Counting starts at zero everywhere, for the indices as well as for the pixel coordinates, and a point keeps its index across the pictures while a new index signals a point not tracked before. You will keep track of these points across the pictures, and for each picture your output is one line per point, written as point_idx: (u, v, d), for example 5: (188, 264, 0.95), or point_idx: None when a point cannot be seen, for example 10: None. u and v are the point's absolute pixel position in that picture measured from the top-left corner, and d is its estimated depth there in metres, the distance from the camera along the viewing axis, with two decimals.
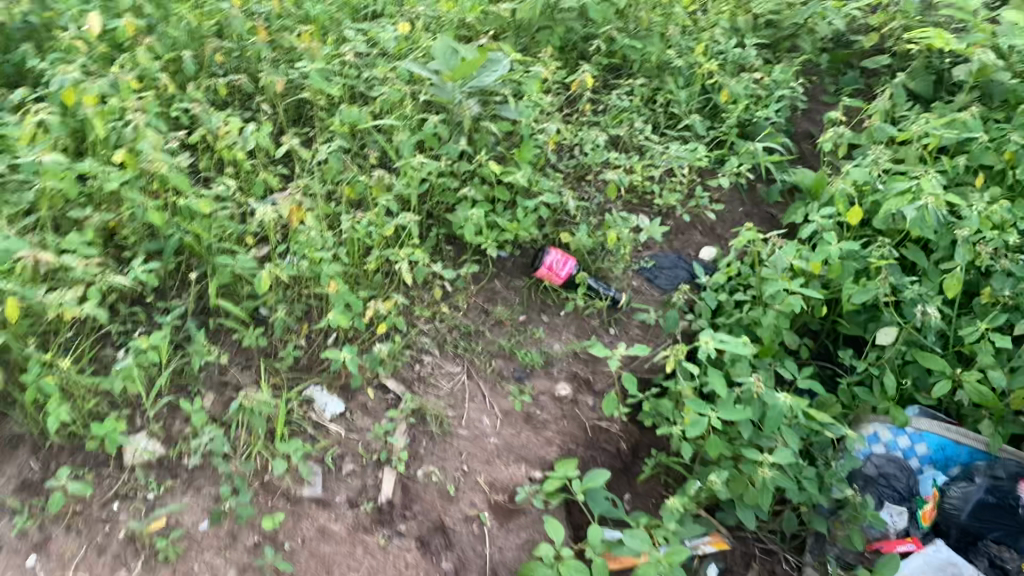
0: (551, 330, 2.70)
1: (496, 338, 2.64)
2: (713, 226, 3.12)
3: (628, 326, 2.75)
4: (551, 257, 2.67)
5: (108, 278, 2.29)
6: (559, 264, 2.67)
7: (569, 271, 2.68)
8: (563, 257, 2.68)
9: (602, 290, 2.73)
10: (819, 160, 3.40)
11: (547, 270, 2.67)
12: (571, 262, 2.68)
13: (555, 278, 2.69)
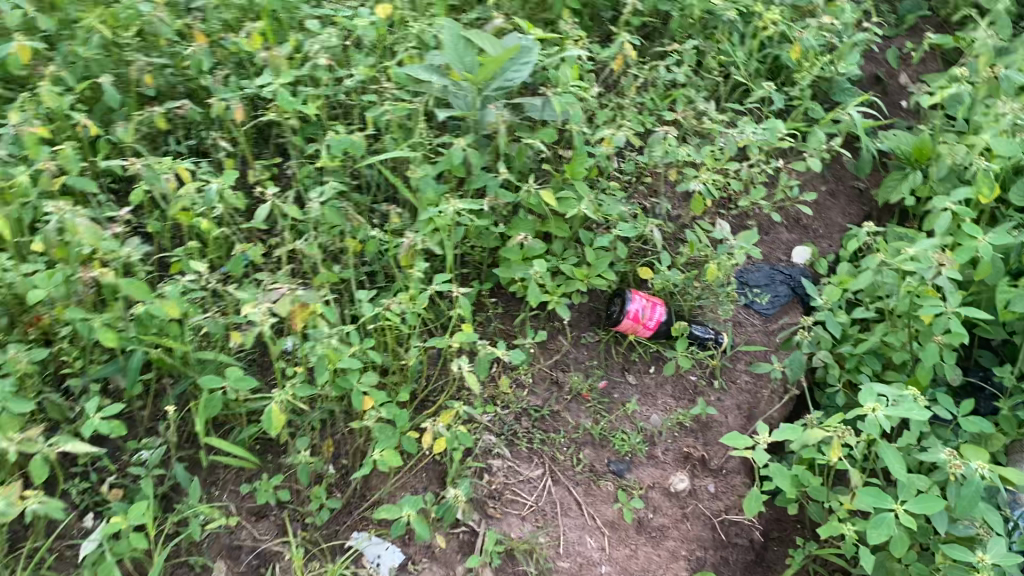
0: (641, 398, 2.11)
1: (577, 419, 2.05)
2: (801, 218, 2.56)
3: (734, 377, 2.18)
4: (635, 304, 2.07)
5: (54, 445, 1.63)
6: (645, 315, 2.08)
7: (658, 322, 2.09)
8: (650, 304, 2.09)
9: (702, 333, 2.14)
10: (918, 114, 2.86)
11: (630, 320, 2.07)
12: (661, 311, 2.09)
13: (638, 331, 2.09)
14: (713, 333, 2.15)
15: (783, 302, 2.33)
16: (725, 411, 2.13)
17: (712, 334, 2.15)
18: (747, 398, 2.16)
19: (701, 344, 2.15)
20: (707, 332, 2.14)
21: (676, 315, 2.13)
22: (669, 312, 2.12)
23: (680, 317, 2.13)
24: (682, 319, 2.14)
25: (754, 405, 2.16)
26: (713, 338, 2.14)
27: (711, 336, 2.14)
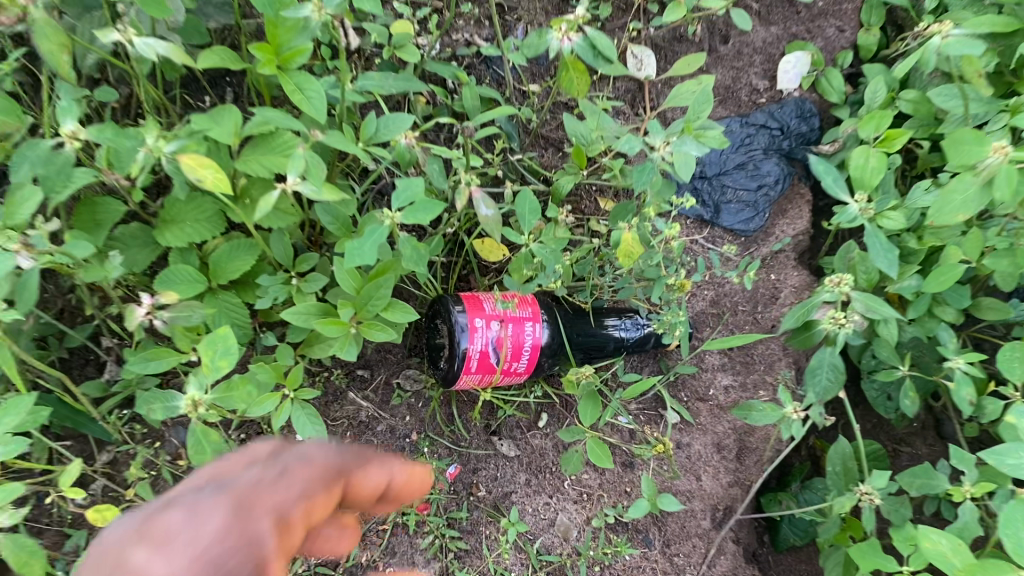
0: (530, 483, 1.08)
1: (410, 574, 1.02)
2: None
3: (703, 389, 1.12)
4: (480, 333, 0.91)
5: None
6: (505, 352, 0.93)
7: (533, 353, 0.95)
8: (511, 323, 0.93)
9: (625, 335, 1.02)
10: None
11: (477, 369, 0.93)
12: (531, 328, 0.95)
13: (500, 378, 0.96)
14: (648, 324, 1.03)
15: (776, 192, 1.20)
16: (694, 470, 1.10)
17: (645, 330, 1.03)
18: (730, 429, 1.12)
19: (631, 351, 1.05)
20: (636, 327, 1.03)
21: (562, 313, 1.01)
22: (548, 315, 0.98)
23: (571, 317, 1.01)
24: (579, 321, 1.02)
25: (746, 435, 1.12)
26: (649, 336, 1.03)
27: (644, 335, 1.03)
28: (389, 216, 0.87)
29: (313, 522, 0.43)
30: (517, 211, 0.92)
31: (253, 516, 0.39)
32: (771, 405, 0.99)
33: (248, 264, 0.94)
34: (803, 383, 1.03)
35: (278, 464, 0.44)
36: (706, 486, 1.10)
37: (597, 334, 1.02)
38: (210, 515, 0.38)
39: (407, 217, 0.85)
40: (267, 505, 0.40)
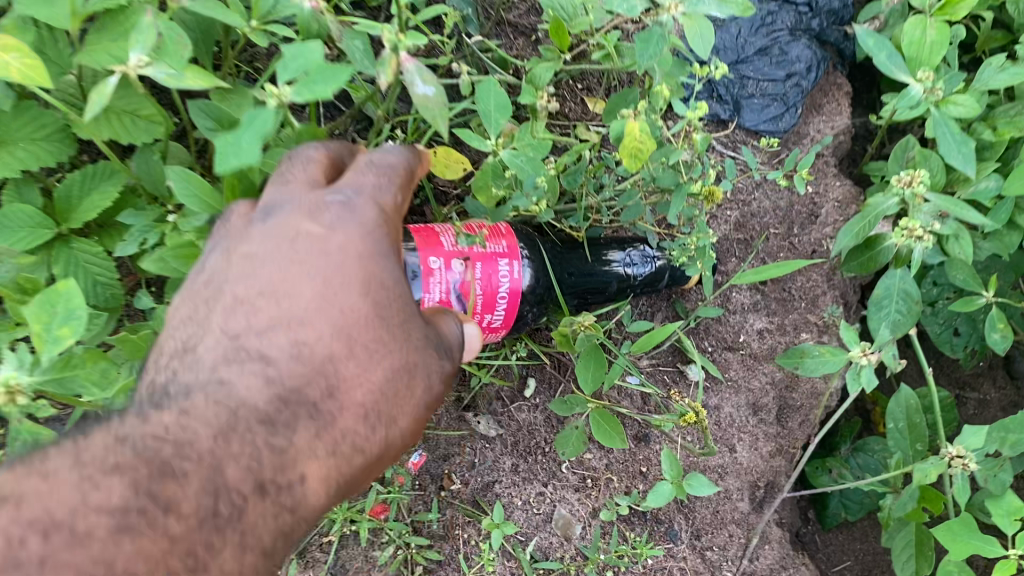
0: (518, 470, 0.83)
1: None
2: None
3: (732, 336, 0.87)
4: (438, 278, 0.66)
5: None
6: (475, 300, 0.67)
7: (512, 299, 0.70)
8: (480, 261, 0.67)
9: (630, 270, 0.77)
10: None
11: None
12: (507, 266, 0.69)
13: (472, 336, 0.71)
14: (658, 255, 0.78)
15: (805, 85, 0.94)
16: (727, 439, 0.86)
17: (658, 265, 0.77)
18: (768, 385, 0.87)
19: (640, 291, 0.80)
20: (644, 261, 0.77)
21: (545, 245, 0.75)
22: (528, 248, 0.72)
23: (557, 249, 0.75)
24: (569, 255, 0.76)
25: (787, 390, 0.88)
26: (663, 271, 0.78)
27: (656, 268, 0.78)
28: (273, 98, 0.56)
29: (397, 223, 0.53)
30: (481, 105, 0.62)
31: (384, 234, 0.50)
32: (832, 350, 0.75)
33: (112, 200, 0.68)
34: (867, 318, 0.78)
35: (363, 192, 0.50)
36: (741, 459, 0.87)
37: (593, 271, 0.76)
38: (340, 242, 0.48)
39: (297, 97, 0.51)
40: (381, 212, 0.51)
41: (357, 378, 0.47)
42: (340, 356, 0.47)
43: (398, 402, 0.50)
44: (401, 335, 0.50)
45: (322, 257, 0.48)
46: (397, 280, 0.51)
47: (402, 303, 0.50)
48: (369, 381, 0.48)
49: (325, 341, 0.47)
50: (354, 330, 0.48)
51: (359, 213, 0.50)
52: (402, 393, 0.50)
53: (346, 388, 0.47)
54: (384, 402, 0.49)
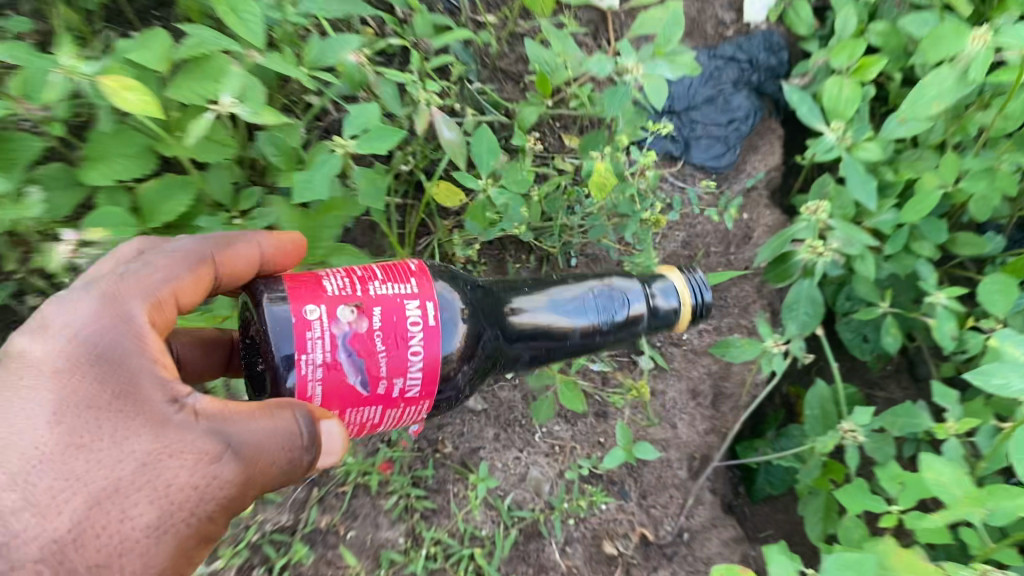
0: (499, 438, 1.01)
1: (375, 538, 0.96)
2: None
3: (677, 333, 1.07)
4: (312, 330, 0.58)
5: None
6: (366, 358, 0.59)
7: (428, 343, 0.61)
8: (375, 306, 0.60)
9: (600, 314, 0.69)
10: None
11: (329, 395, 0.59)
12: (412, 311, 0.61)
13: (382, 411, 0.62)
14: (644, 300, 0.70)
15: (744, 129, 1.14)
16: (671, 417, 1.06)
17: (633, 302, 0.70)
18: (705, 374, 1.07)
19: (616, 339, 0.71)
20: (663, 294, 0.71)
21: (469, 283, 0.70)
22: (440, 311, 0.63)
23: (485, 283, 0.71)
24: (501, 302, 0.70)
25: (723, 379, 1.08)
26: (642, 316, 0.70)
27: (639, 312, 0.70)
28: (340, 148, 0.80)
29: (186, 299, 0.62)
30: (475, 151, 0.82)
31: (125, 301, 0.57)
32: (751, 341, 0.94)
33: (185, 207, 0.84)
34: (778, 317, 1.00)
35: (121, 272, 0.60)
36: (682, 433, 1.06)
37: (541, 315, 0.69)
38: (87, 308, 0.56)
39: (363, 148, 0.78)
40: (139, 294, 0.58)
41: (96, 483, 0.52)
42: (67, 473, 0.51)
43: (120, 502, 0.52)
44: (131, 430, 0.53)
45: (42, 360, 0.54)
46: (139, 383, 0.55)
47: (123, 391, 0.54)
48: (112, 486, 0.52)
49: (30, 458, 0.51)
50: (72, 441, 0.52)
51: (85, 309, 0.56)
52: (145, 486, 0.53)
53: (78, 497, 0.51)
54: (140, 500, 0.53)
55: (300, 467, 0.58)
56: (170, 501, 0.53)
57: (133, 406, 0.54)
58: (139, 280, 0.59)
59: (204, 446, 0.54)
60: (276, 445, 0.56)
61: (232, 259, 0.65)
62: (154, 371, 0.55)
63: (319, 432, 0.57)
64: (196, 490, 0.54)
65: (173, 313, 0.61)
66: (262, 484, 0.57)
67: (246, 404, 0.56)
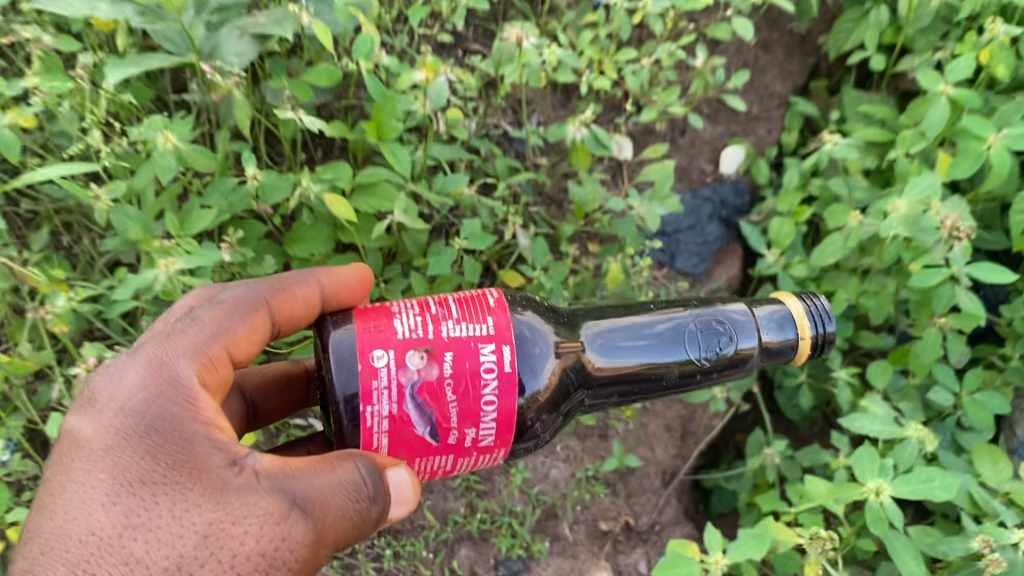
0: (531, 447, 1.46)
1: (443, 506, 1.41)
2: (745, 111, 1.81)
3: None
4: (379, 378, 0.76)
5: None
6: (431, 407, 0.77)
7: (498, 385, 0.79)
8: (449, 358, 0.78)
9: (704, 352, 0.91)
10: None
11: (404, 436, 0.78)
12: (488, 360, 0.79)
13: (457, 455, 0.81)
14: (758, 340, 0.92)
15: (715, 248, 1.65)
16: (651, 443, 1.51)
17: (745, 341, 0.92)
18: (676, 415, 1.53)
19: (725, 374, 0.94)
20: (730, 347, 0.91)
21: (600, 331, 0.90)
22: (542, 346, 0.85)
23: (611, 327, 0.90)
24: (577, 326, 0.91)
25: (688, 420, 1.54)
26: (754, 352, 0.92)
27: (750, 349, 0.92)
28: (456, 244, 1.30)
29: (237, 345, 0.87)
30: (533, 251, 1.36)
31: (175, 365, 0.81)
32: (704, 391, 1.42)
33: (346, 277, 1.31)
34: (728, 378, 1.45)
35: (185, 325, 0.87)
36: (658, 454, 1.51)
37: (621, 359, 0.89)
38: (138, 371, 0.81)
39: (471, 244, 1.28)
40: (190, 362, 0.82)
41: (159, 555, 0.73)
42: (130, 544, 0.74)
43: (201, 554, 0.74)
44: (186, 498, 0.75)
45: (105, 439, 0.78)
46: (188, 448, 0.77)
47: (177, 460, 0.77)
48: (175, 557, 0.73)
49: (116, 522, 0.75)
50: (134, 515, 0.75)
51: (138, 381, 0.80)
52: (221, 543, 0.74)
53: (166, 557, 0.73)
54: (203, 564, 0.74)
55: (372, 516, 0.79)
56: (229, 563, 0.74)
57: (188, 467, 0.77)
58: (198, 343, 0.84)
59: (265, 505, 0.75)
60: (340, 493, 0.77)
61: (283, 300, 0.93)
62: (206, 441, 0.78)
63: (386, 480, 0.78)
64: (260, 553, 0.75)
65: (225, 368, 0.86)
66: (331, 534, 0.77)
67: (310, 463, 0.78)
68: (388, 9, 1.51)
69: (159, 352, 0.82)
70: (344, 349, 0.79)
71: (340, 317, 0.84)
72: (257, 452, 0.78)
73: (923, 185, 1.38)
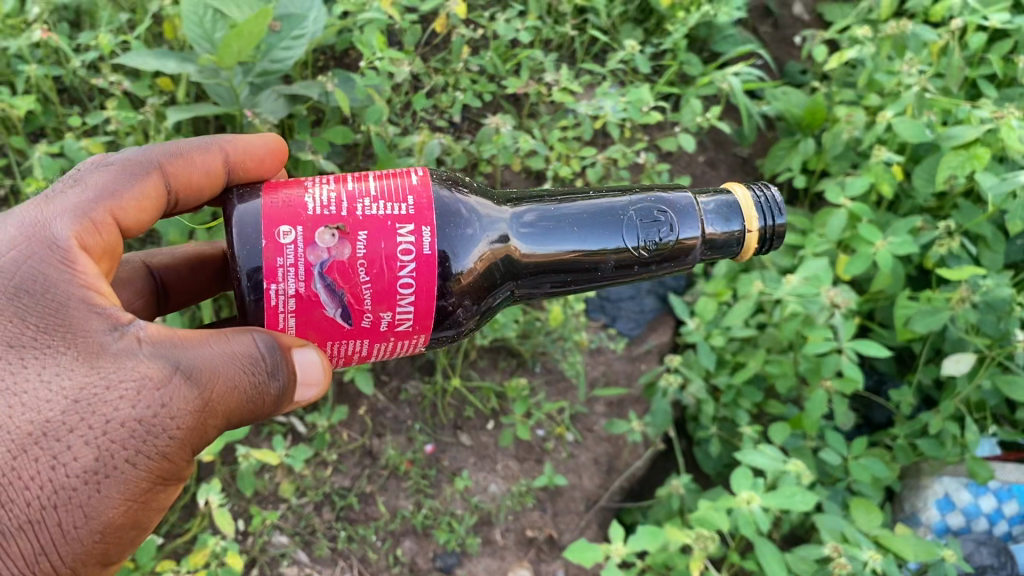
0: (475, 463, 1.72)
1: (394, 503, 1.65)
2: None
3: (590, 424, 1.83)
4: (286, 255, 0.90)
5: None
6: (340, 286, 0.91)
7: (416, 267, 0.93)
8: (359, 229, 0.92)
9: (642, 242, 1.05)
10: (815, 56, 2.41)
11: (315, 314, 0.92)
12: (407, 243, 0.92)
13: (375, 337, 0.96)
14: (700, 231, 1.07)
15: (649, 316, 1.95)
16: (579, 471, 1.78)
17: (686, 232, 1.07)
18: (602, 450, 1.81)
19: (663, 266, 1.08)
20: (667, 232, 1.06)
21: (539, 218, 1.05)
22: (474, 229, 1.00)
23: (548, 212, 1.05)
24: (520, 204, 1.07)
25: (614, 457, 1.81)
26: (695, 244, 1.07)
27: (691, 241, 1.07)
28: None
29: (131, 200, 0.99)
30: None
31: (55, 226, 0.91)
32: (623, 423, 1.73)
33: None
34: (646, 416, 1.76)
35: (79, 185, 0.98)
36: (584, 483, 1.77)
37: (563, 243, 1.04)
38: (17, 233, 0.90)
39: None
40: (72, 227, 0.92)
41: (24, 419, 0.82)
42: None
43: (68, 412, 0.82)
44: (57, 361, 0.84)
45: None
46: (61, 304, 0.86)
47: (46, 319, 0.86)
48: (41, 422, 0.82)
49: None
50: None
51: (14, 243, 0.90)
52: (92, 402, 0.83)
53: (32, 418, 0.82)
54: (72, 430, 0.82)
55: (273, 391, 0.89)
56: (100, 430, 0.83)
57: (60, 330, 0.86)
58: (80, 211, 0.94)
59: (144, 371, 0.84)
60: (239, 361, 0.87)
61: (178, 167, 1.06)
62: (80, 304, 0.86)
63: (283, 355, 0.88)
64: (135, 419, 0.83)
65: (110, 235, 0.96)
66: (218, 405, 0.87)
67: (200, 337, 0.88)
68: (398, 96, 1.88)
69: (37, 222, 0.92)
70: (252, 225, 0.92)
71: (247, 191, 0.98)
72: (140, 321, 0.88)
73: (816, 267, 1.69)
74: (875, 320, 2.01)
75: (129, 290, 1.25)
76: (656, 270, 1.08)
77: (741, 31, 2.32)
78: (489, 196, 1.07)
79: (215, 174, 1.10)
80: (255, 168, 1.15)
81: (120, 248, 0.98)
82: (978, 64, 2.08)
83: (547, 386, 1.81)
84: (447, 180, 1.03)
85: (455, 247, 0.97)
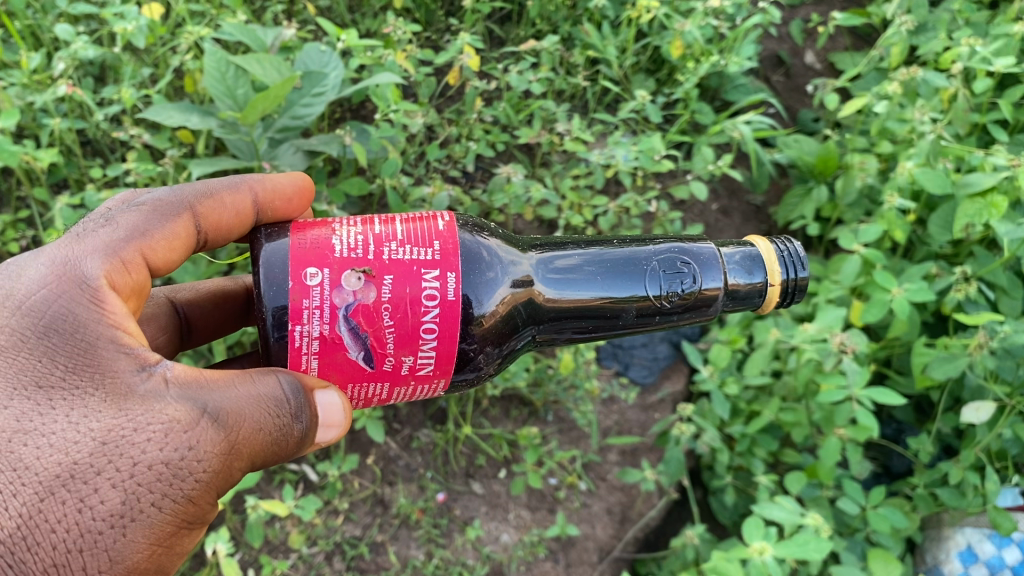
0: (487, 513, 1.71)
1: (405, 552, 1.63)
2: None
3: (603, 473, 1.82)
4: (312, 297, 0.91)
5: None
6: (364, 329, 0.92)
7: (439, 312, 0.93)
8: (385, 273, 0.93)
9: (665, 292, 1.06)
10: None
11: (337, 357, 0.93)
12: (431, 288, 0.93)
13: (395, 381, 0.97)
14: (722, 281, 1.07)
15: (662, 364, 1.94)
16: (592, 521, 1.76)
17: (709, 282, 1.07)
18: (615, 500, 1.80)
19: (686, 316, 1.08)
20: (688, 283, 1.06)
21: (565, 263, 1.05)
22: (496, 272, 1.01)
23: (574, 258, 1.06)
24: (544, 249, 1.08)
25: (628, 507, 1.79)
26: (718, 295, 1.07)
27: (714, 291, 1.07)
28: None
29: (160, 239, 1.01)
30: None
31: (86, 264, 0.92)
32: (637, 473, 1.72)
33: None
34: (659, 465, 1.74)
35: (111, 224, 0.99)
36: (596, 532, 1.76)
37: (585, 292, 1.05)
38: (48, 270, 0.91)
39: None
40: (103, 268, 0.93)
41: (51, 461, 0.81)
42: (21, 449, 0.81)
43: (96, 454, 0.82)
44: (85, 403, 0.84)
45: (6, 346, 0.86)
46: (90, 344, 0.87)
47: (76, 359, 0.86)
48: (68, 463, 0.81)
49: (10, 428, 0.82)
50: (26, 421, 0.82)
51: (44, 280, 0.90)
52: (121, 443, 0.83)
53: (60, 461, 0.81)
54: (100, 472, 0.82)
55: (296, 433, 0.91)
56: (127, 473, 0.82)
57: (89, 371, 0.86)
58: (110, 251, 0.95)
59: (172, 413, 0.85)
60: (264, 403, 0.89)
61: (208, 206, 1.08)
62: (109, 344, 0.87)
63: (304, 396, 0.90)
64: (162, 461, 0.84)
65: (138, 274, 0.97)
66: (244, 447, 0.88)
67: (226, 379, 0.89)
68: (411, 147, 1.91)
69: (67, 261, 0.92)
70: (280, 265, 0.93)
71: (274, 231, 1.00)
72: (166, 362, 0.89)
73: (829, 316, 1.68)
74: (891, 367, 1.99)
75: (153, 325, 1.26)
76: (677, 319, 1.09)
77: (751, 79, 2.34)
78: (511, 243, 1.08)
79: (243, 214, 1.12)
80: (283, 208, 1.18)
81: (148, 286, 0.99)
82: (988, 111, 2.08)
83: (558, 433, 1.80)
84: (471, 224, 1.04)
85: (478, 293, 0.98)
